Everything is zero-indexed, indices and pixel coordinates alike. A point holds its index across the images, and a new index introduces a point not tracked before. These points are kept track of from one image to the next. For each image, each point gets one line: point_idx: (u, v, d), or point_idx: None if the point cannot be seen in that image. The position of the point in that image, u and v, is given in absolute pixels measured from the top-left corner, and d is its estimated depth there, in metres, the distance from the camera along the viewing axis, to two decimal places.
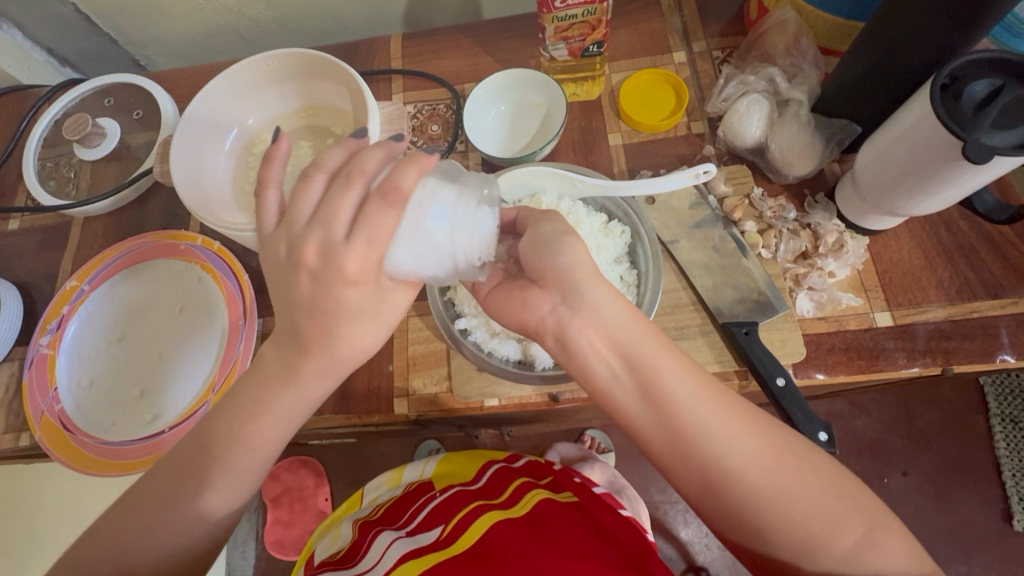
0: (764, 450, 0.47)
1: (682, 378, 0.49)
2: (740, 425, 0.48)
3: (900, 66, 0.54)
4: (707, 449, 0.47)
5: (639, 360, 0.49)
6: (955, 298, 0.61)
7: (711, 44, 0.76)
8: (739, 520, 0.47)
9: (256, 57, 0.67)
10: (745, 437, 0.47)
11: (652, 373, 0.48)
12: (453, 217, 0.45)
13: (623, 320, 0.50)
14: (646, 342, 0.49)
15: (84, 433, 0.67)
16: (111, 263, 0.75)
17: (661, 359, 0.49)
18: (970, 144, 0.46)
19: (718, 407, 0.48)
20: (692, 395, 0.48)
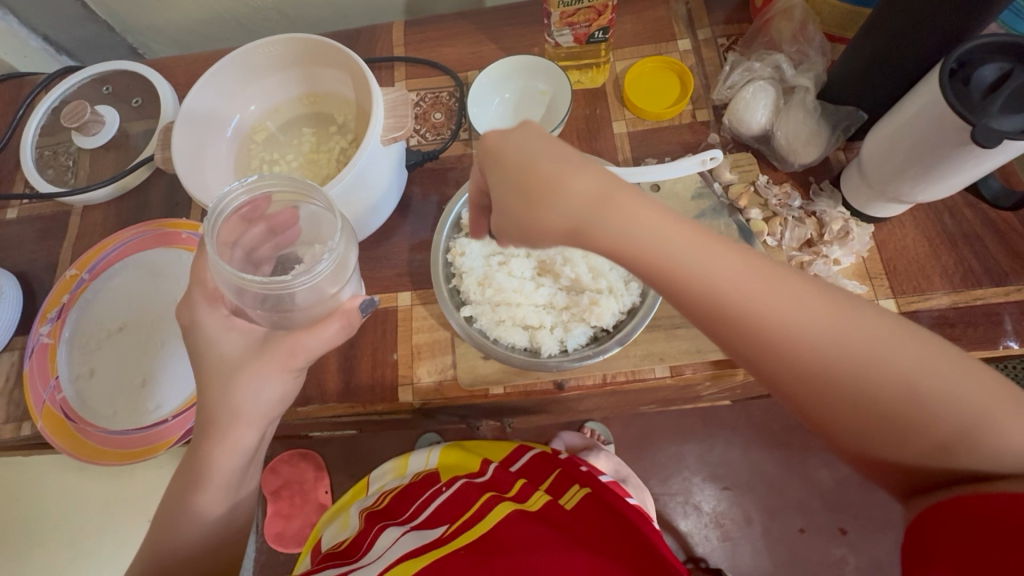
0: (836, 322, 0.40)
1: (725, 266, 0.42)
2: (802, 302, 0.41)
3: (909, 52, 0.54)
4: (770, 325, 0.40)
5: (671, 252, 0.42)
6: (959, 285, 0.61)
7: (716, 31, 0.75)
8: (823, 402, 0.41)
9: (259, 42, 0.66)
10: (811, 313, 0.41)
11: (683, 264, 0.42)
12: (213, 255, 0.46)
13: (641, 211, 0.42)
14: (666, 233, 0.42)
15: (86, 422, 0.67)
16: (111, 251, 0.74)
17: (693, 248, 0.42)
18: (978, 128, 0.45)
19: (771, 282, 0.41)
20: (735, 280, 0.41)
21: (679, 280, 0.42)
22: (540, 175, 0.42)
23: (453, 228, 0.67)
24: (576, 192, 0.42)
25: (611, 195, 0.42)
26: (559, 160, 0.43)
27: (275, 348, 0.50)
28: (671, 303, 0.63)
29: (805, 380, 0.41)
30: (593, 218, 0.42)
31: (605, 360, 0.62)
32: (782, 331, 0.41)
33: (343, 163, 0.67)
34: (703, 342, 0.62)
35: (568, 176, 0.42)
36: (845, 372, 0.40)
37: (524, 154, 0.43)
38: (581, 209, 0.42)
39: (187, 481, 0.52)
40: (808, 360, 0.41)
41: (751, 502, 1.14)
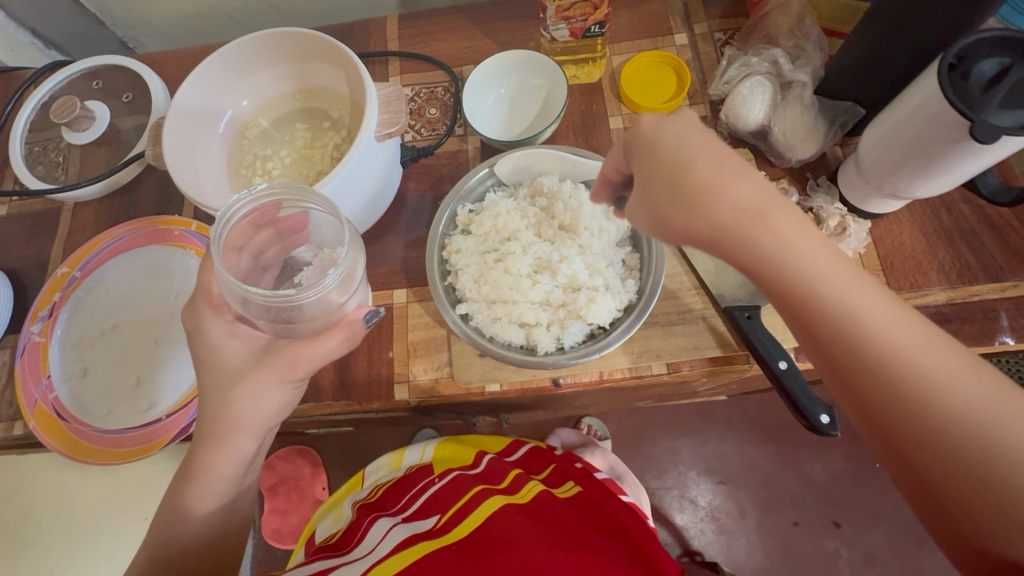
0: (993, 398, 0.34)
1: (877, 306, 0.36)
2: (955, 363, 0.35)
3: (906, 48, 0.54)
4: (910, 376, 0.35)
5: (818, 277, 0.37)
6: (956, 282, 0.61)
7: (712, 25, 0.75)
8: (938, 473, 0.35)
9: (250, 36, 0.65)
10: (964, 377, 0.35)
11: (827, 296, 0.37)
12: (218, 266, 0.46)
13: (800, 235, 0.37)
14: (806, 254, 0.37)
15: (79, 421, 0.67)
16: (103, 249, 0.73)
17: (843, 279, 0.37)
18: (977, 124, 0.45)
19: (937, 342, 0.36)
20: (893, 322, 0.36)
21: (816, 307, 0.37)
22: (695, 181, 0.37)
23: (448, 224, 0.67)
24: (728, 202, 0.37)
25: (765, 210, 0.37)
26: (721, 167, 0.38)
27: (275, 358, 0.49)
28: (667, 299, 0.63)
29: (930, 446, 0.35)
30: (738, 230, 0.37)
31: (602, 357, 0.62)
32: (927, 389, 0.35)
33: (337, 159, 0.66)
34: (699, 338, 0.62)
35: (724, 183, 0.37)
36: (987, 454, 0.34)
37: (671, 150, 0.39)
38: (725, 218, 0.37)
39: (184, 479, 0.51)
40: (943, 426, 0.34)
41: (746, 496, 1.15)
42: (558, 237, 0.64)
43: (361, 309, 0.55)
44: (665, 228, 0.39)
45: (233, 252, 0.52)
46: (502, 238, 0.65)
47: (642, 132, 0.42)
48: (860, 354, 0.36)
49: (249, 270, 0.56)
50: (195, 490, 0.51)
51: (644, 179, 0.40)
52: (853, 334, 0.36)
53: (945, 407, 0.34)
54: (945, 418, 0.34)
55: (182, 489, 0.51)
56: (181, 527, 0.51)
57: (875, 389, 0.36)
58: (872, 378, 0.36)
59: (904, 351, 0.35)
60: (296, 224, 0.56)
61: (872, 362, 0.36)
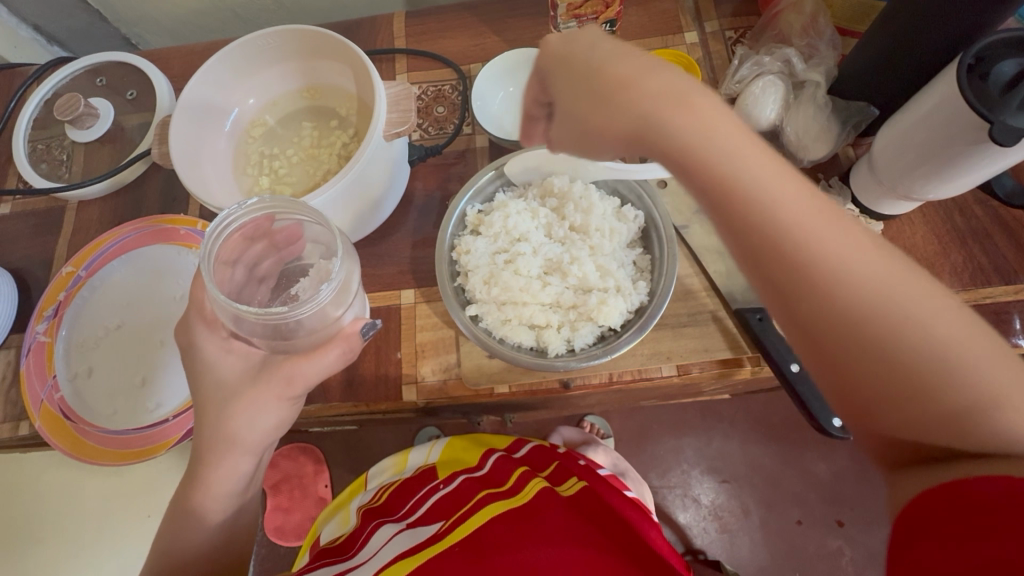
0: (880, 263, 0.35)
1: (777, 175, 0.37)
2: (851, 241, 0.35)
3: (923, 49, 0.53)
4: (809, 253, 0.35)
5: (726, 159, 0.37)
6: (969, 284, 0.60)
7: (723, 23, 0.74)
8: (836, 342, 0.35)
9: (256, 33, 0.64)
10: (857, 244, 0.35)
11: (733, 172, 0.37)
12: (210, 284, 0.45)
13: (712, 115, 0.38)
14: (714, 127, 0.38)
15: (85, 422, 0.66)
16: (107, 248, 0.73)
17: (747, 156, 0.37)
18: (997, 125, 0.45)
19: (831, 218, 0.36)
20: (794, 198, 0.36)
21: (721, 176, 0.37)
22: (615, 74, 0.41)
23: (458, 225, 0.66)
24: (648, 90, 0.40)
25: (686, 97, 0.39)
26: (640, 61, 0.41)
27: (271, 375, 0.49)
28: (678, 301, 0.63)
29: (828, 318, 0.35)
30: (659, 110, 0.39)
31: (612, 359, 0.61)
32: (822, 252, 0.35)
33: (345, 158, 0.66)
34: (710, 340, 0.61)
35: (644, 75, 0.40)
36: (877, 319, 0.34)
37: (588, 54, 0.42)
38: (644, 101, 0.39)
39: (193, 480, 0.51)
40: (838, 284, 0.34)
41: (749, 494, 1.15)
42: (569, 238, 0.64)
43: (358, 322, 0.54)
44: (591, 127, 0.42)
45: (226, 267, 0.52)
46: (512, 238, 0.64)
47: (552, 51, 0.45)
48: (762, 224, 0.36)
49: (246, 283, 0.55)
50: (203, 492, 0.50)
51: (566, 89, 0.43)
52: (755, 201, 0.36)
53: (837, 269, 0.35)
54: (838, 279, 0.34)
55: (191, 492, 0.51)
56: (190, 529, 0.51)
57: (776, 259, 0.36)
58: (766, 254, 0.36)
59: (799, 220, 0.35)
60: (292, 234, 0.55)
61: (771, 229, 0.36)
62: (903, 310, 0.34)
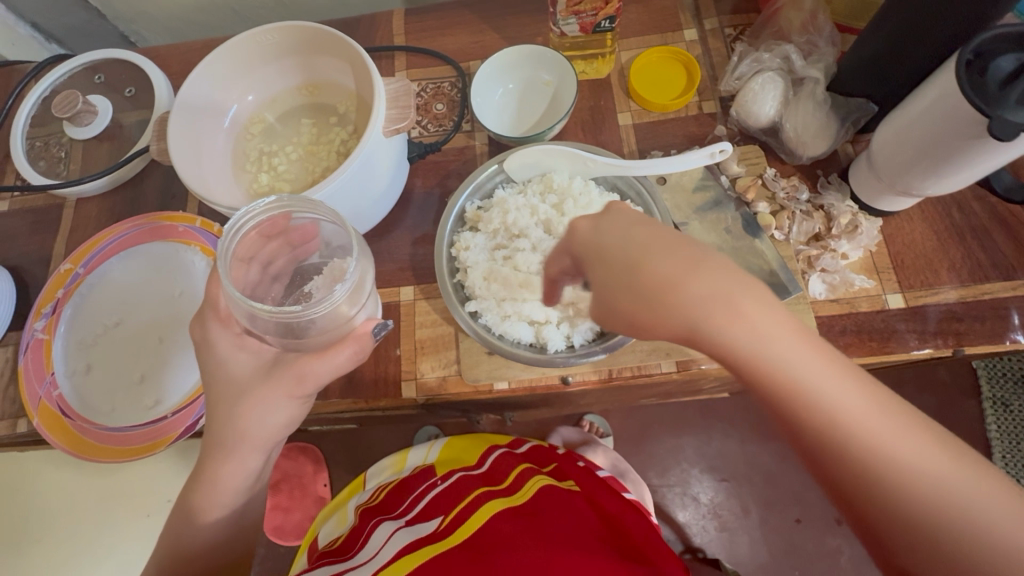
0: (954, 471, 0.34)
1: (850, 390, 0.35)
2: (923, 450, 0.35)
3: (922, 45, 0.53)
4: (883, 475, 0.34)
5: (795, 366, 0.36)
6: (967, 280, 0.61)
7: (722, 20, 0.74)
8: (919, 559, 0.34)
9: (256, 30, 0.64)
10: (944, 469, 0.34)
11: (798, 382, 0.35)
12: (226, 281, 0.45)
13: (768, 315, 0.36)
14: (783, 336, 0.36)
15: (83, 419, 0.66)
16: (106, 245, 0.72)
17: (818, 366, 0.36)
18: (996, 120, 0.45)
19: (897, 424, 0.35)
20: (859, 408, 0.35)
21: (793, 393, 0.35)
22: (654, 276, 0.38)
23: (456, 222, 0.66)
24: (694, 293, 0.37)
25: (736, 298, 0.36)
26: (688, 256, 0.38)
27: (289, 367, 0.49)
28: None
29: (909, 541, 0.34)
30: (718, 309, 0.36)
31: (612, 354, 0.61)
32: (893, 468, 0.34)
33: (343, 154, 0.66)
34: None
35: (688, 279, 0.37)
36: (959, 546, 0.33)
37: (621, 248, 0.40)
38: (691, 307, 0.36)
39: (194, 478, 0.51)
40: (917, 512, 0.34)
41: (749, 493, 1.15)
42: None
43: (370, 322, 0.53)
44: (637, 326, 0.39)
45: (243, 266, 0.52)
46: (511, 234, 0.64)
47: (582, 234, 0.42)
48: (838, 445, 0.35)
49: (258, 281, 0.55)
50: (204, 490, 0.50)
51: (600, 278, 0.40)
52: (828, 427, 0.35)
53: (915, 494, 0.34)
54: (922, 505, 0.34)
55: (192, 489, 0.51)
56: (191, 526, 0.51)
57: (849, 481, 0.35)
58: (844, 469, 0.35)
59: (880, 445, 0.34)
60: (306, 233, 0.55)
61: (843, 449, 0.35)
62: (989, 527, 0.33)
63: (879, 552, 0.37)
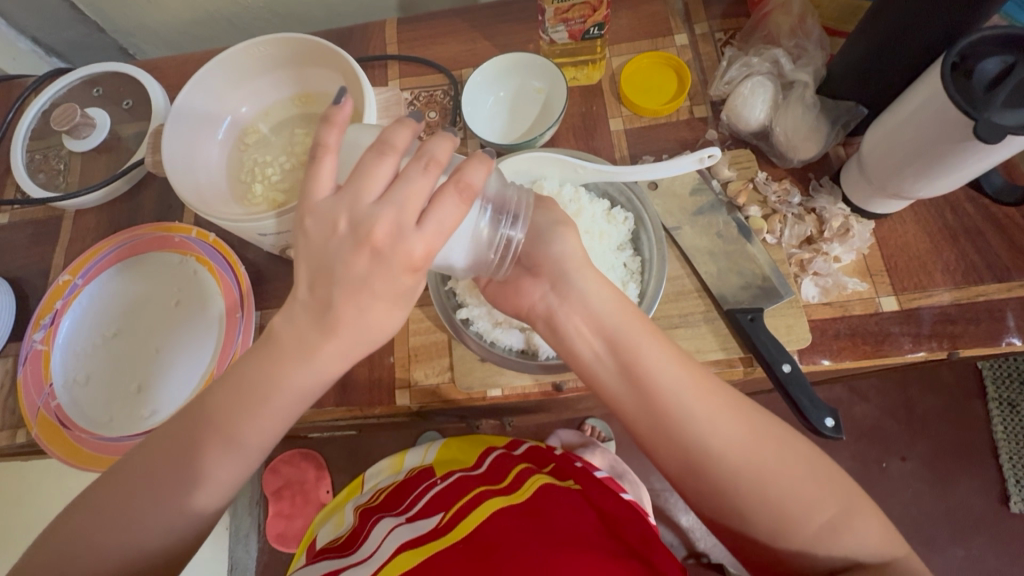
0: (737, 431, 0.47)
1: (678, 372, 0.49)
2: (717, 414, 0.48)
3: (909, 47, 0.53)
4: (683, 428, 0.48)
5: (630, 340, 0.50)
6: (961, 282, 0.60)
7: (713, 25, 0.74)
8: (710, 496, 0.48)
9: (251, 42, 0.66)
10: (730, 432, 0.47)
11: (630, 354, 0.50)
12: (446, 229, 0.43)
13: (611, 301, 0.52)
14: (633, 329, 0.51)
15: (81, 429, 0.67)
16: (102, 256, 0.73)
17: (642, 342, 0.50)
18: (981, 122, 0.45)
19: (697, 390, 0.49)
20: (672, 377, 0.49)
21: (635, 370, 0.50)
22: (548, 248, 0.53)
23: None
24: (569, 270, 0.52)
25: (593, 284, 0.52)
26: (582, 253, 0.54)
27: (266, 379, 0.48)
28: (670, 302, 0.63)
29: (703, 482, 0.48)
30: (590, 298, 0.52)
31: None
32: (692, 428, 0.48)
33: None
34: (702, 342, 0.61)
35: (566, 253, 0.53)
36: (741, 486, 0.46)
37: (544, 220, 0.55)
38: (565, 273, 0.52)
39: (166, 482, 0.49)
40: (711, 462, 0.47)
41: None
42: None
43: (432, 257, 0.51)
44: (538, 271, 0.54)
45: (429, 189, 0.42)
46: None
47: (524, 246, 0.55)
48: (662, 414, 0.49)
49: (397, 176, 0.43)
50: (186, 489, 0.49)
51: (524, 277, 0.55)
52: (650, 394, 0.49)
53: (712, 457, 0.47)
54: (709, 455, 0.47)
55: (163, 497, 0.49)
56: (152, 531, 0.49)
57: (665, 447, 0.49)
58: (658, 426, 0.49)
59: (692, 416, 0.48)
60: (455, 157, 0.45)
61: (664, 419, 0.49)
62: (759, 467, 0.46)
63: (687, 496, 0.50)
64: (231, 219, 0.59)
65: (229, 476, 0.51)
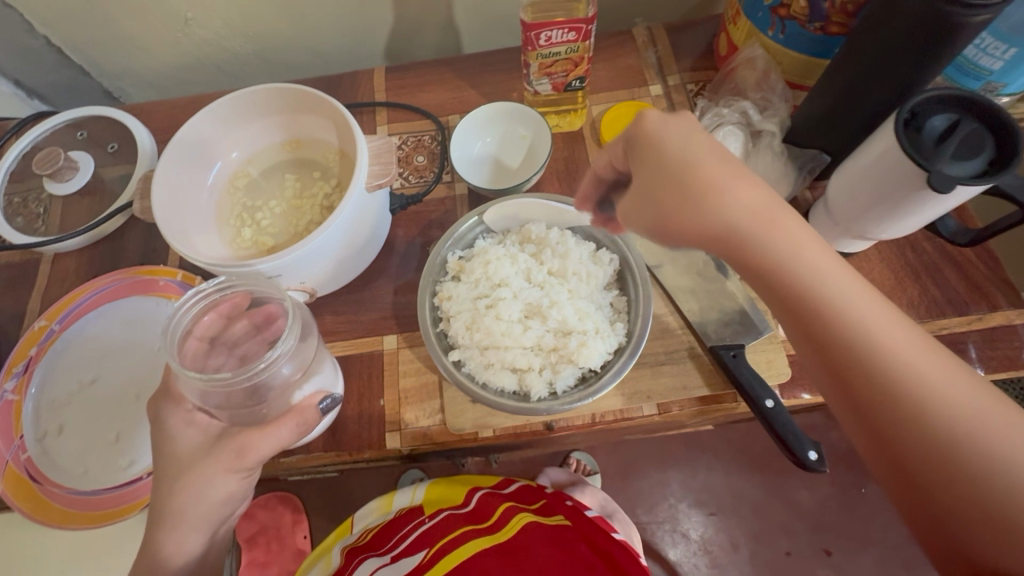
0: (967, 393, 0.38)
1: (884, 318, 0.40)
2: (935, 361, 0.39)
3: (867, 103, 0.58)
4: (895, 364, 0.38)
5: (822, 277, 0.42)
6: (925, 316, 0.64)
7: (684, 77, 0.79)
8: (928, 467, 0.37)
9: (242, 91, 0.67)
10: (960, 392, 0.38)
11: (820, 284, 0.41)
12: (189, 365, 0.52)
13: (800, 237, 0.43)
14: (819, 259, 0.42)
15: (53, 483, 0.64)
16: (83, 301, 0.72)
17: (839, 277, 0.42)
18: (934, 174, 0.49)
19: (913, 337, 0.40)
20: (884, 320, 0.40)
21: (821, 302, 0.41)
22: (704, 178, 0.44)
23: (439, 271, 0.68)
24: (739, 198, 0.44)
25: (775, 213, 0.44)
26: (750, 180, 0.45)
27: (223, 448, 0.50)
28: (655, 340, 0.65)
29: (921, 444, 0.37)
30: (752, 228, 0.43)
31: (593, 400, 0.62)
32: (903, 366, 0.38)
33: (327, 208, 0.67)
34: (688, 378, 0.63)
35: (733, 185, 0.44)
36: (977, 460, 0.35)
37: (680, 159, 0.45)
38: (734, 205, 0.43)
39: (155, 526, 0.51)
40: (935, 417, 0.37)
41: (737, 527, 1.14)
42: (548, 283, 0.66)
43: (318, 394, 0.56)
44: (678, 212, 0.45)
45: (186, 338, 0.54)
46: (493, 284, 0.66)
47: (646, 143, 0.47)
48: (850, 349, 0.40)
49: (217, 356, 0.57)
50: (167, 530, 0.50)
51: (648, 184, 0.46)
52: (849, 326, 0.40)
53: (940, 410, 0.37)
54: (927, 402, 0.37)
55: (151, 538, 0.51)
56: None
57: (873, 387, 0.39)
58: (856, 357, 0.40)
59: (901, 357, 0.39)
60: (267, 315, 0.57)
61: (870, 368, 0.39)
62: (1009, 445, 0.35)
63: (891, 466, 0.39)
64: (208, 261, 0.58)
65: (207, 515, 0.51)
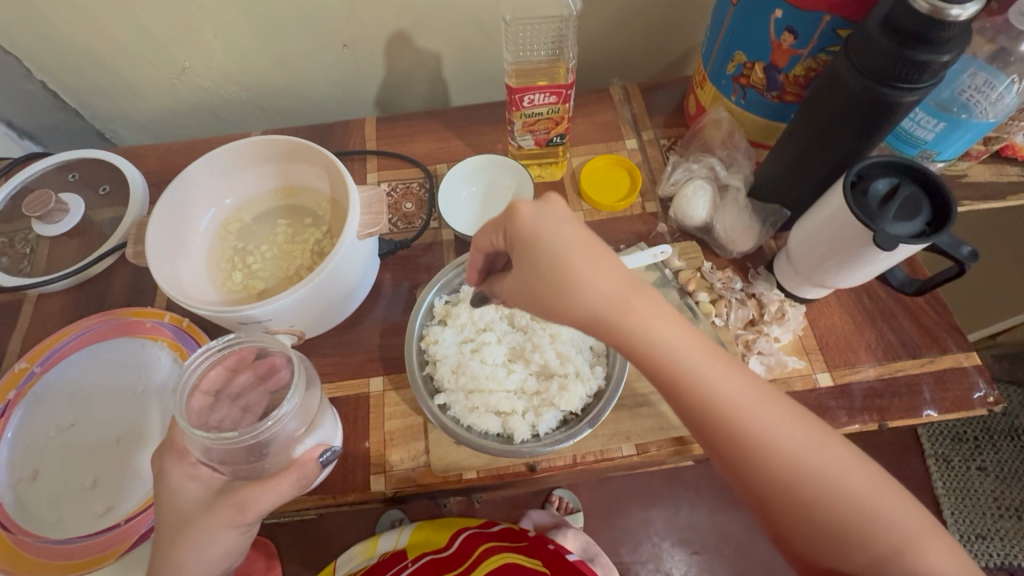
0: (794, 430, 0.47)
1: (722, 377, 0.48)
2: (764, 404, 0.47)
3: (817, 166, 0.64)
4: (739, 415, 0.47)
5: (674, 348, 0.48)
6: (883, 359, 0.68)
7: (658, 133, 0.85)
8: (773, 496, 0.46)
9: (239, 142, 0.70)
10: (787, 430, 0.47)
11: (672, 353, 0.48)
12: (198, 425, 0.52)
13: (654, 312, 0.49)
14: (664, 323, 0.49)
15: (25, 531, 0.63)
16: (66, 343, 0.72)
17: (682, 340, 0.49)
18: (879, 233, 0.54)
19: (743, 385, 0.48)
20: (724, 379, 0.48)
21: (671, 369, 0.48)
22: (570, 271, 0.47)
23: (426, 315, 0.70)
24: (599, 289, 0.47)
25: (627, 297, 0.48)
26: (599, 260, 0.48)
27: (226, 502, 0.51)
28: (634, 381, 0.68)
29: (765, 479, 0.46)
30: (609, 311, 0.48)
31: (575, 441, 0.64)
32: (745, 420, 0.46)
33: (318, 254, 0.70)
34: (665, 419, 0.65)
35: (596, 277, 0.47)
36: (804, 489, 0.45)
37: (551, 250, 0.47)
38: (593, 298, 0.47)
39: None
40: (772, 459, 0.46)
41: (719, 565, 1.14)
42: (531, 327, 0.69)
43: (319, 448, 0.56)
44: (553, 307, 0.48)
45: (192, 393, 0.55)
46: (478, 329, 0.69)
47: (522, 223, 0.48)
48: (704, 410, 0.47)
49: (222, 411, 0.57)
50: None
51: (526, 270, 0.48)
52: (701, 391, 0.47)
53: (770, 448, 0.46)
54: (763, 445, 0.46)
55: None
56: None
57: (728, 440, 0.47)
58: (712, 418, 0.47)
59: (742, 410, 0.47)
60: (272, 367, 0.58)
61: (720, 422, 0.47)
62: (821, 468, 0.45)
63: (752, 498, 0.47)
64: (195, 304, 0.58)
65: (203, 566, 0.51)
